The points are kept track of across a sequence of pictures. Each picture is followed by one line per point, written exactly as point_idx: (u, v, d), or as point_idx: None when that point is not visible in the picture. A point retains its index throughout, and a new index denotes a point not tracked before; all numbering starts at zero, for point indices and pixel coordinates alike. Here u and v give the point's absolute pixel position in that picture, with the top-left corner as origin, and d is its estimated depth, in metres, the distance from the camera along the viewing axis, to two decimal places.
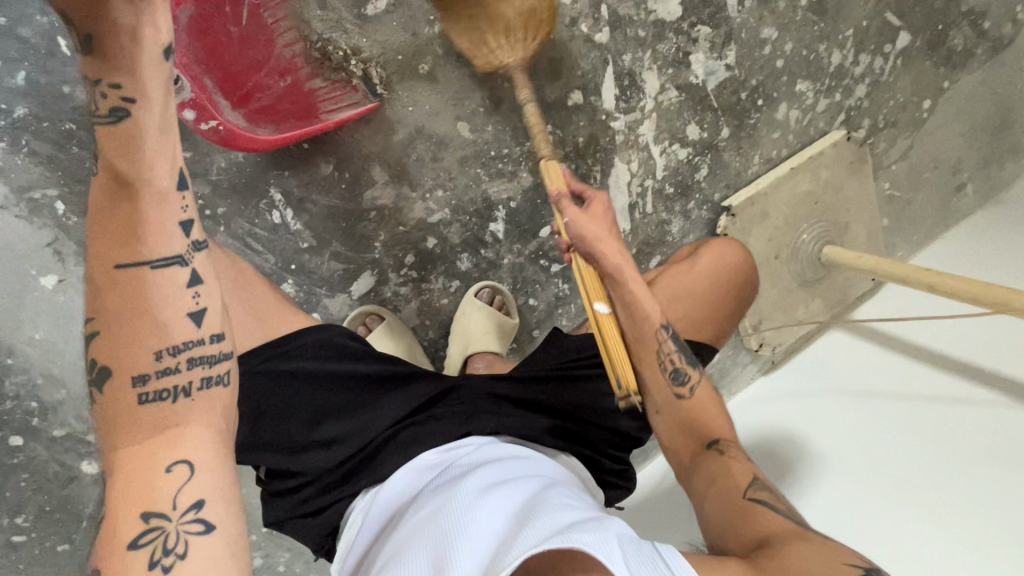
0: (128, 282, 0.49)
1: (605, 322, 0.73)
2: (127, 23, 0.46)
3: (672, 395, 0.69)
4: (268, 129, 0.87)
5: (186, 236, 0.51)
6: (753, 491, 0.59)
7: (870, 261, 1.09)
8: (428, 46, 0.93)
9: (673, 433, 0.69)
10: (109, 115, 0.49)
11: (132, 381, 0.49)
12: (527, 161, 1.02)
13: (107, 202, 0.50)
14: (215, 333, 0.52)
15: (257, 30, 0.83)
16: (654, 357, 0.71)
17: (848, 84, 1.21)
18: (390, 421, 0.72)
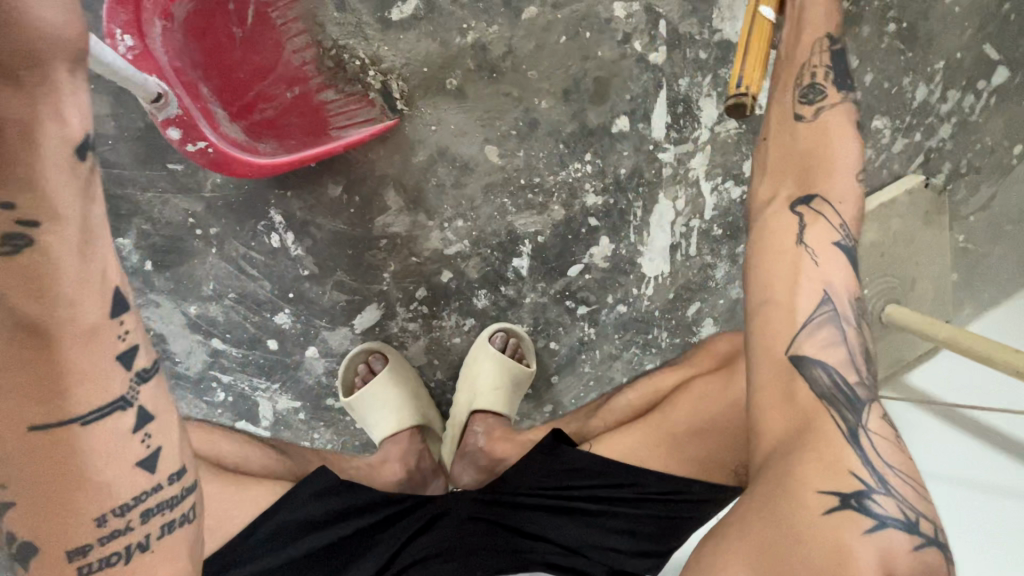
0: (48, 448, 0.38)
1: (762, 24, 0.72)
2: (17, 115, 0.36)
3: (792, 112, 0.65)
4: (270, 145, 0.77)
5: (128, 371, 0.41)
6: (810, 266, 0.54)
7: (938, 329, 0.94)
8: (459, 57, 0.82)
9: (778, 162, 0.63)
10: (0, 244, 0.36)
11: (67, 556, 0.40)
12: (560, 192, 0.91)
13: (5, 356, 0.37)
14: (174, 473, 0.43)
15: (263, 32, 0.73)
16: (797, 62, 0.69)
17: (932, 122, 1.06)
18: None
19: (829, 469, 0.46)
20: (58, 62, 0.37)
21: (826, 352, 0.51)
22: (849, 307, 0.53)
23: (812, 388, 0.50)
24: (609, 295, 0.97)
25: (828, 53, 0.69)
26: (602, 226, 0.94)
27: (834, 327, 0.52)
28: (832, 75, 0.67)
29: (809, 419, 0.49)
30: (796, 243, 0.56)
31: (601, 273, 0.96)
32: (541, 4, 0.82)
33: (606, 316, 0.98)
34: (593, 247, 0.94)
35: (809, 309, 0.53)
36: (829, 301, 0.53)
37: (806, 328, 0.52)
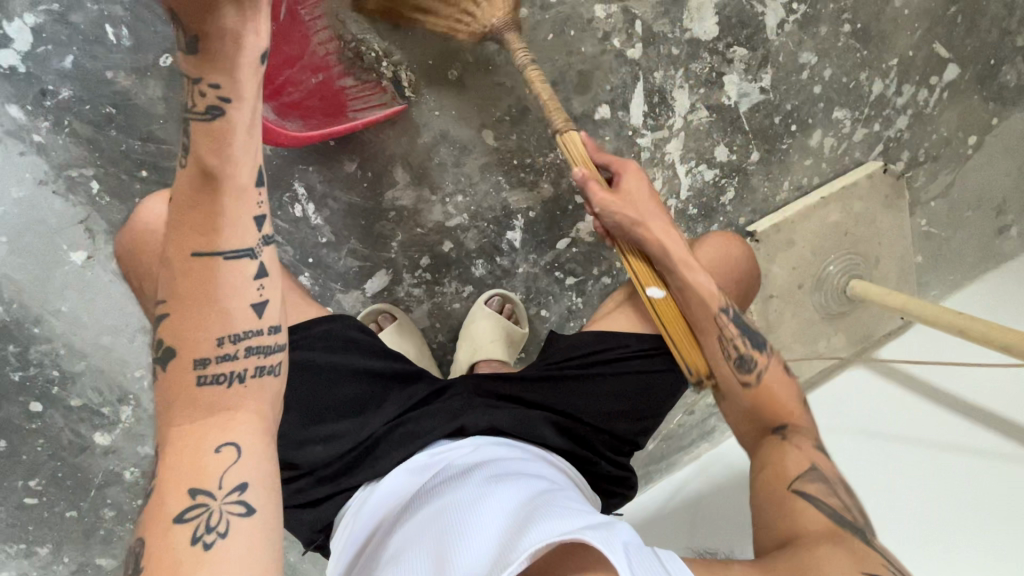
0: (201, 270, 0.51)
1: (661, 305, 0.77)
2: (233, 28, 0.48)
3: (740, 385, 0.72)
4: (296, 124, 0.89)
5: (258, 231, 0.53)
6: (795, 450, 0.66)
7: (898, 299, 1.06)
8: (459, 52, 0.94)
9: (740, 417, 0.73)
10: (205, 112, 0.50)
11: (193, 363, 0.50)
12: (549, 172, 1.02)
13: (189, 193, 0.51)
14: (273, 324, 0.53)
15: (294, 27, 0.86)
16: (717, 340, 0.74)
17: (888, 114, 1.17)
18: (391, 415, 0.73)
19: (862, 562, 0.53)
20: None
21: (823, 496, 0.61)
22: (833, 474, 0.65)
23: (823, 515, 0.59)
24: (595, 267, 1.08)
25: (732, 321, 0.74)
26: (587, 204, 1.05)
27: (826, 483, 0.63)
28: (747, 339, 0.74)
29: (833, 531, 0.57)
30: (779, 441, 0.68)
31: (586, 246, 1.07)
32: (530, 7, 0.95)
33: (591, 287, 1.09)
34: (579, 223, 1.05)
35: (797, 468, 0.64)
36: (816, 469, 0.64)
37: (801, 478, 0.63)
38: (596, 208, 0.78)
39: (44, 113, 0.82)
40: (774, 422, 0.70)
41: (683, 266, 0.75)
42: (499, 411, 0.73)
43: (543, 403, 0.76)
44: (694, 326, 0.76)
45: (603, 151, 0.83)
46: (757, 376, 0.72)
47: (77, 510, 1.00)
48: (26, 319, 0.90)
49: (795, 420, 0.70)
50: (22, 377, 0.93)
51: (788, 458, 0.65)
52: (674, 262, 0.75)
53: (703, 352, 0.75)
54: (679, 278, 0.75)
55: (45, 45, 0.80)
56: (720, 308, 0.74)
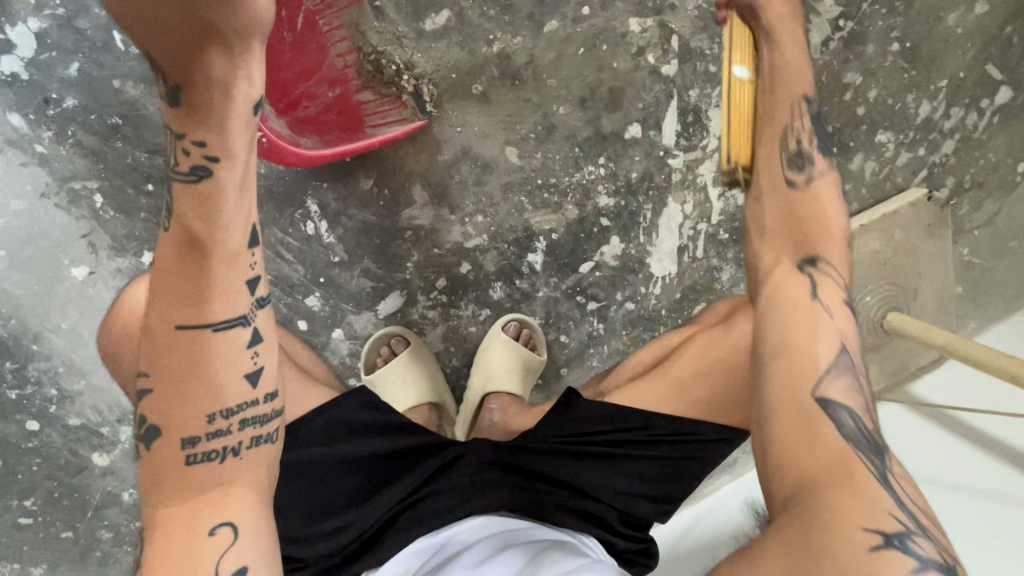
0: (188, 344, 0.47)
1: (738, 83, 0.69)
2: (220, 77, 0.45)
3: (784, 180, 0.66)
4: (311, 140, 0.85)
5: (251, 295, 0.49)
6: (826, 322, 0.57)
7: (939, 338, 0.99)
8: (484, 65, 0.89)
9: (774, 237, 0.64)
10: (189, 172, 0.47)
11: (181, 442, 0.48)
12: (574, 193, 0.97)
13: (173, 258, 0.47)
14: (269, 393, 0.50)
15: (311, 37, 0.80)
16: (783, 123, 0.67)
17: (934, 138, 1.10)
18: (393, 501, 0.67)
19: (870, 507, 0.47)
20: (255, 40, 0.45)
21: (849, 399, 0.53)
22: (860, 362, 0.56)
23: (842, 430, 0.51)
24: (619, 292, 1.02)
25: (806, 116, 0.68)
26: (613, 226, 0.99)
27: (851, 376, 0.54)
28: (813, 142, 0.68)
29: (842, 463, 0.50)
30: (809, 297, 0.58)
31: (611, 270, 1.01)
32: (562, 18, 0.89)
33: (614, 312, 1.03)
34: (604, 245, 1.00)
35: (829, 360, 0.55)
36: (844, 354, 0.56)
37: (830, 374, 0.54)
38: None
39: (48, 122, 0.78)
40: (807, 253, 0.62)
41: (786, 48, 0.68)
42: (510, 496, 0.68)
43: (559, 479, 0.70)
44: (761, 111, 0.68)
45: None
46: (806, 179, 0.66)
47: (73, 531, 0.97)
48: (24, 335, 0.86)
49: (830, 253, 0.62)
50: (19, 395, 0.89)
51: (819, 342, 0.56)
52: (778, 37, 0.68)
53: (756, 142, 0.68)
54: (779, 56, 0.68)
55: (50, 51, 0.76)
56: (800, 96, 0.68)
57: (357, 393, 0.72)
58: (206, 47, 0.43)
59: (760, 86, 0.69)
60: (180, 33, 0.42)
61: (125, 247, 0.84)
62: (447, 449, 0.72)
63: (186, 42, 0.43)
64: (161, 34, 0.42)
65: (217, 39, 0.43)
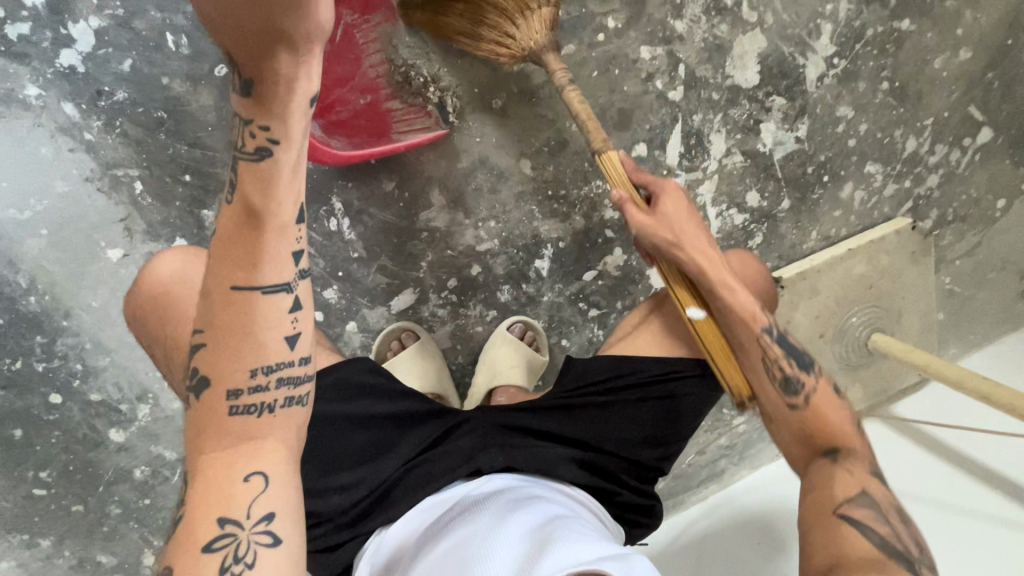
0: (238, 303, 0.52)
1: (701, 326, 0.71)
2: (287, 73, 0.48)
3: (787, 406, 0.67)
4: (340, 142, 0.90)
5: (295, 265, 0.53)
6: (846, 475, 0.63)
7: (923, 359, 1.05)
8: (505, 82, 0.95)
9: (794, 443, 0.68)
10: (253, 152, 0.51)
11: (226, 394, 0.52)
12: (582, 205, 1.03)
13: (231, 229, 0.52)
14: (304, 356, 0.54)
15: (348, 48, 0.87)
16: (761, 356, 0.69)
17: (920, 171, 1.18)
18: (405, 458, 0.72)
19: None
20: (318, 43, 0.48)
21: (873, 522, 0.59)
22: (888, 506, 0.62)
23: (868, 541, 0.57)
24: (619, 301, 1.08)
25: (777, 339, 0.69)
26: (616, 238, 1.05)
27: (877, 508, 0.61)
28: (792, 359, 0.69)
29: (869, 561, 0.55)
30: (830, 463, 0.65)
31: (612, 279, 1.07)
32: (578, 42, 0.96)
33: (613, 319, 1.09)
34: (607, 256, 1.06)
35: (845, 493, 0.62)
36: (868, 494, 0.62)
37: (849, 503, 0.61)
38: (632, 228, 0.73)
39: (97, 113, 0.84)
40: (825, 445, 0.66)
41: (726, 288, 0.70)
42: (513, 454, 0.72)
43: (558, 433, 0.76)
44: (734, 348, 0.70)
45: (642, 172, 0.78)
46: (806, 398, 0.68)
47: (84, 505, 1.00)
48: (56, 311, 0.90)
49: (848, 440, 0.66)
50: (45, 368, 0.93)
51: (835, 480, 0.63)
52: (711, 283, 0.70)
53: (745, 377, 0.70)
54: (722, 295, 0.70)
55: (106, 47, 0.82)
56: (760, 329, 0.69)
57: (359, 358, 0.76)
58: (276, 49, 0.46)
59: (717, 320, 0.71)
60: (252, 35, 0.45)
61: (159, 233, 0.89)
62: (455, 413, 0.77)
63: (259, 40, 0.45)
64: (236, 37, 0.45)
65: (287, 39, 0.46)
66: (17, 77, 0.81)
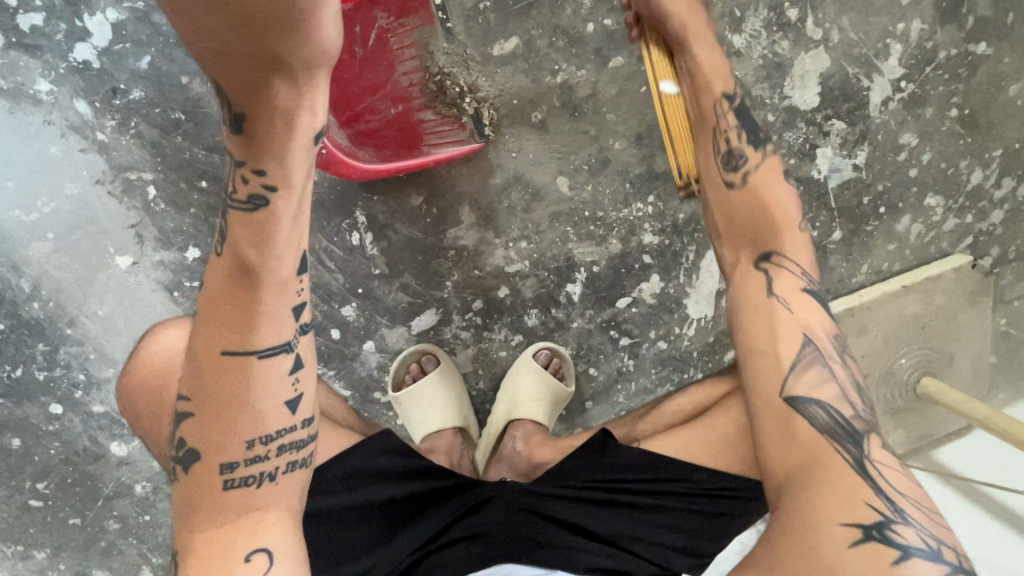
0: (232, 370, 0.45)
1: (669, 100, 0.75)
2: (286, 105, 0.42)
3: (724, 185, 0.70)
4: (368, 153, 0.85)
5: (295, 321, 0.47)
6: (787, 319, 0.61)
7: (977, 409, 0.97)
8: (546, 95, 0.89)
9: (734, 238, 0.69)
10: (248, 200, 0.44)
11: (220, 467, 0.46)
12: (620, 228, 0.96)
13: (222, 287, 0.45)
14: (307, 420, 0.48)
15: (381, 54, 0.79)
16: (711, 127, 0.72)
17: (984, 206, 1.09)
18: (420, 542, 0.67)
19: (845, 500, 0.51)
20: (322, 70, 0.42)
21: (819, 390, 0.57)
22: (828, 347, 0.61)
23: (816, 426, 0.56)
24: (652, 330, 1.01)
25: (733, 112, 0.71)
26: (654, 264, 0.98)
27: (819, 365, 0.59)
28: (744, 132, 0.71)
29: (815, 455, 0.54)
30: (766, 297, 0.63)
31: (647, 307, 1.00)
32: (627, 54, 0.89)
33: (645, 350, 1.01)
34: (643, 282, 0.99)
35: (793, 356, 0.59)
36: (809, 343, 0.60)
37: (795, 371, 0.59)
38: None
39: (112, 112, 0.78)
40: (760, 248, 0.67)
41: (704, 44, 0.72)
42: (540, 550, 0.65)
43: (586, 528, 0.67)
44: (694, 116, 0.73)
45: None
46: (743, 177, 0.70)
47: (81, 519, 0.95)
48: (60, 318, 0.85)
49: (785, 243, 0.66)
50: (47, 377, 0.88)
51: (780, 340, 0.61)
52: (687, 34, 0.71)
53: (697, 156, 0.74)
54: (695, 62, 0.72)
55: (124, 42, 0.77)
56: (723, 93, 0.71)
57: (377, 435, 0.71)
58: (274, 78, 0.40)
59: (687, 98, 0.73)
60: (252, 63, 0.38)
61: (171, 241, 0.84)
62: (475, 487, 0.71)
63: (262, 74, 0.39)
64: (229, 66, 0.38)
65: (292, 72, 0.40)
66: (30, 70, 0.76)
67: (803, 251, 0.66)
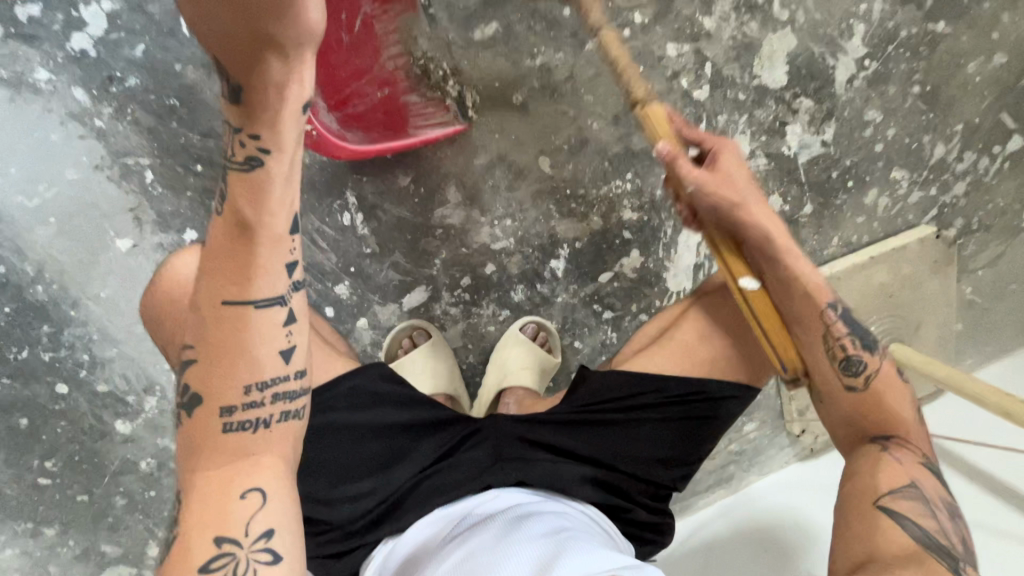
0: (232, 319, 0.49)
1: (756, 299, 0.67)
2: (278, 78, 0.45)
3: (843, 387, 0.67)
4: (356, 135, 0.88)
5: (289, 277, 0.51)
6: (894, 465, 0.64)
7: (940, 370, 1.03)
8: (526, 77, 0.93)
9: (847, 422, 0.68)
10: (244, 162, 0.48)
11: (219, 411, 0.49)
12: (600, 205, 1.00)
13: (224, 241, 0.49)
14: (299, 370, 0.51)
15: (367, 39, 0.85)
16: (820, 340, 0.68)
17: (947, 179, 1.15)
18: (418, 468, 0.71)
19: None
20: (309, 49, 0.45)
21: (915, 514, 0.60)
22: (933, 495, 0.62)
23: (909, 536, 0.58)
24: (634, 303, 1.05)
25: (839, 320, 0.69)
26: (634, 240, 1.03)
27: (918, 501, 0.61)
28: (853, 338, 0.69)
29: (914, 559, 0.57)
30: (879, 450, 0.65)
31: (628, 281, 1.04)
32: None
33: (628, 322, 1.06)
34: (624, 258, 1.03)
35: (890, 486, 0.62)
36: (915, 486, 0.62)
37: (892, 495, 0.61)
38: (687, 186, 0.68)
39: (109, 99, 0.82)
40: (880, 432, 0.67)
41: (789, 254, 0.68)
42: (530, 468, 0.71)
43: (575, 450, 0.73)
44: (789, 317, 0.69)
45: (693, 128, 0.75)
46: (864, 380, 0.68)
47: (89, 495, 0.99)
48: (63, 300, 0.89)
49: (905, 430, 0.67)
50: (52, 357, 0.92)
51: (881, 474, 0.63)
52: (773, 245, 0.68)
53: (805, 353, 0.68)
54: (782, 269, 0.68)
55: (118, 32, 0.80)
56: (827, 304, 0.69)
57: (374, 365, 0.73)
58: (265, 54, 0.43)
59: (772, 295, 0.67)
60: (241, 37, 0.42)
61: (169, 223, 0.87)
62: (468, 423, 0.75)
63: (248, 49, 0.43)
64: (223, 41, 0.42)
65: (277, 47, 0.43)
66: (28, 60, 0.79)
67: (914, 428, 0.67)
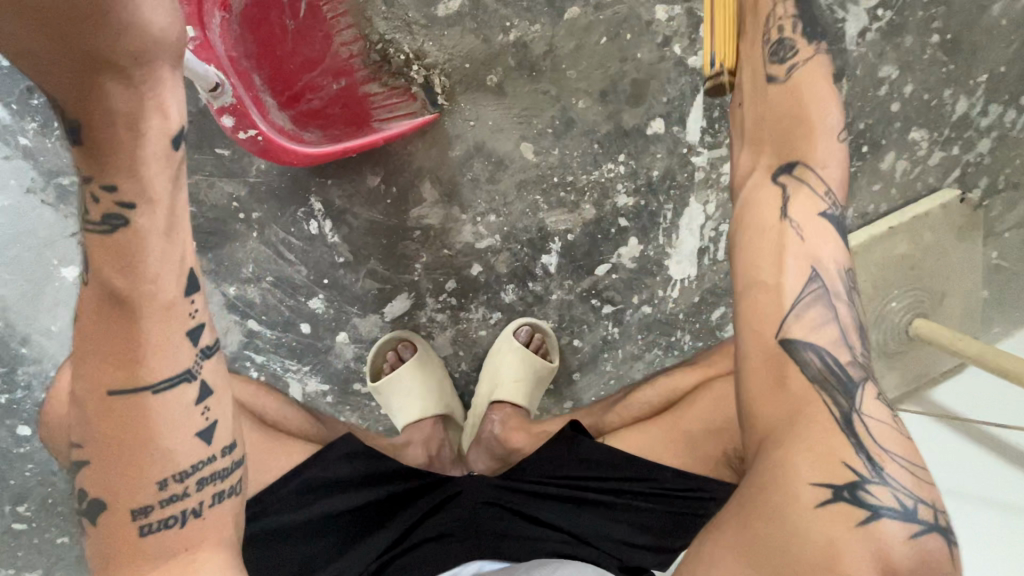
0: (126, 410, 0.43)
1: None
2: (125, 108, 0.40)
3: (764, 78, 0.61)
4: (315, 134, 0.80)
5: (193, 347, 0.45)
6: (796, 243, 0.53)
7: (971, 347, 0.93)
8: (500, 55, 0.83)
9: (757, 134, 0.60)
10: (102, 222, 0.42)
11: (133, 515, 0.44)
12: (592, 191, 0.91)
13: (98, 326, 0.43)
14: (226, 447, 0.46)
15: (315, 26, 0.76)
16: (764, 19, 0.62)
17: (970, 136, 1.04)
18: (382, 548, 0.65)
19: (822, 458, 0.46)
20: (158, 67, 0.41)
21: (815, 334, 0.50)
22: (837, 282, 0.52)
23: (807, 377, 0.49)
24: (635, 295, 0.96)
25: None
26: (632, 227, 0.93)
27: (823, 304, 0.51)
28: (797, 30, 0.62)
29: (799, 405, 0.48)
30: (779, 216, 0.54)
31: (628, 272, 0.95)
32: (583, 4, 0.83)
33: (630, 316, 0.97)
34: (622, 247, 0.94)
35: (797, 290, 0.51)
36: (817, 278, 0.52)
37: (796, 310, 0.51)
38: None
39: (34, 113, 0.73)
40: (789, 158, 0.57)
41: None
42: (506, 541, 0.64)
43: (551, 521, 0.66)
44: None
45: None
46: (789, 72, 0.60)
47: (69, 538, 0.93)
48: (12, 338, 0.81)
49: (817, 155, 0.57)
50: (9, 400, 0.84)
51: (786, 269, 0.52)
52: None
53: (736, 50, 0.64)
54: None
55: None
56: None
57: (336, 443, 0.69)
58: (100, 79, 0.39)
59: None
60: (69, 64, 0.38)
61: None
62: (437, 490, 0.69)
63: (79, 76, 0.38)
64: (52, 76, 0.38)
65: (112, 66, 0.39)
66: None
67: (836, 167, 0.57)
